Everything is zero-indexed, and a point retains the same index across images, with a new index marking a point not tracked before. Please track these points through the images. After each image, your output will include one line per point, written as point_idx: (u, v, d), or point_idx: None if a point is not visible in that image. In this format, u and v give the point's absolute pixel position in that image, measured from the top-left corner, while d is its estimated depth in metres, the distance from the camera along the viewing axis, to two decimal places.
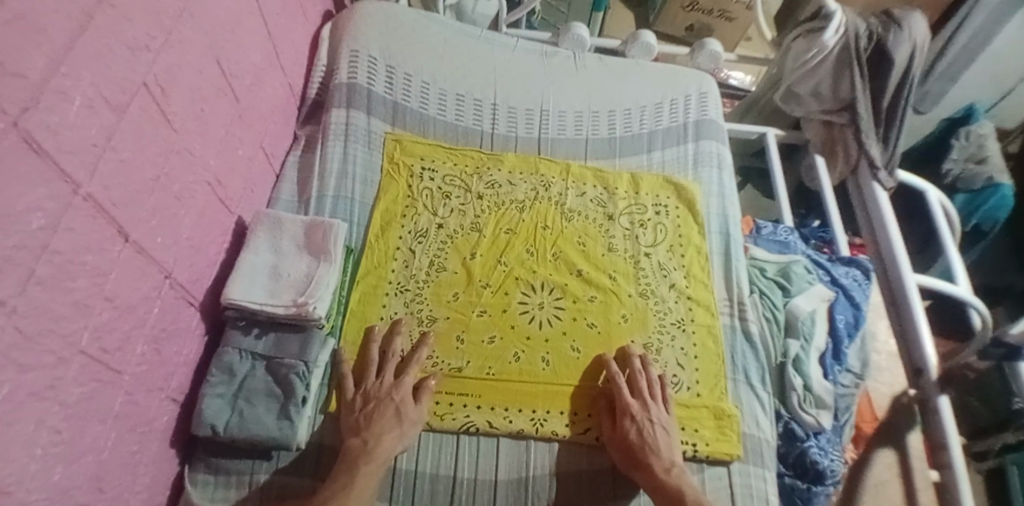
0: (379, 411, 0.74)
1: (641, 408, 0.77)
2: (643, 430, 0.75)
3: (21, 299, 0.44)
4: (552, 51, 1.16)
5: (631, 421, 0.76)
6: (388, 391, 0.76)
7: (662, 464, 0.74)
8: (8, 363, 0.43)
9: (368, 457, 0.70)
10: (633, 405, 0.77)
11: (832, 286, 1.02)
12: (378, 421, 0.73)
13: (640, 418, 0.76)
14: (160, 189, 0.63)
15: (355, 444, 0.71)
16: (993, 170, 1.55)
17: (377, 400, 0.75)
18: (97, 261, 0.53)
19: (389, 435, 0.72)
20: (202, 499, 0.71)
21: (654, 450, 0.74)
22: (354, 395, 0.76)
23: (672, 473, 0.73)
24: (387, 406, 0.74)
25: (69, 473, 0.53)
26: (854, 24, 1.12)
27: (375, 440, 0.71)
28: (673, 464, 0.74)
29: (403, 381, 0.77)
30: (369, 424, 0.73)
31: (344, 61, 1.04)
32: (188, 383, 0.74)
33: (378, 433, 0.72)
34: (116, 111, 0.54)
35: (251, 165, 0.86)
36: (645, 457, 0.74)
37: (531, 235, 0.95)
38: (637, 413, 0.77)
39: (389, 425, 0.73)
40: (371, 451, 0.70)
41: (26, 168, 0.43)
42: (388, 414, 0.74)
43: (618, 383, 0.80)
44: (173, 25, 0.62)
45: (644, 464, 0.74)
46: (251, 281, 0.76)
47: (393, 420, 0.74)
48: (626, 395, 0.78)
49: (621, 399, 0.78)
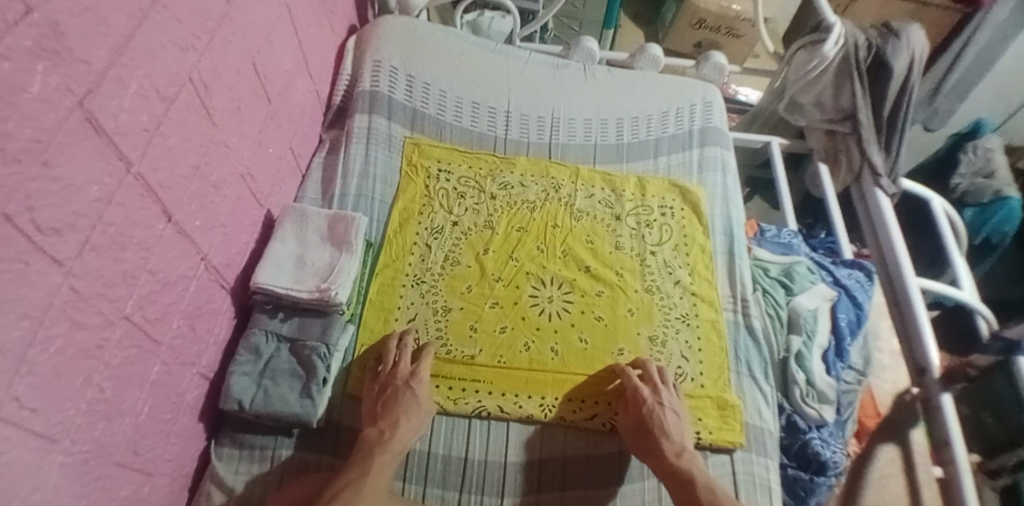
0: (397, 396, 0.77)
1: (652, 394, 0.80)
2: (654, 415, 0.77)
3: (77, 262, 0.49)
4: (563, 63, 1.22)
5: (644, 405, 0.78)
6: (405, 378, 0.79)
7: (673, 448, 0.76)
8: (64, 317, 0.48)
9: (383, 446, 0.73)
10: (644, 391, 0.80)
11: (834, 286, 1.04)
12: (396, 406, 0.76)
13: (651, 402, 0.79)
14: (200, 176, 0.69)
15: (372, 433, 0.74)
16: (1000, 184, 1.58)
17: (397, 384, 0.78)
18: (143, 236, 0.59)
19: (407, 421, 0.75)
20: (226, 471, 0.75)
21: (665, 434, 0.77)
22: (372, 384, 0.81)
23: (682, 458, 0.75)
24: (403, 392, 0.78)
25: (109, 430, 0.57)
26: (853, 36, 1.16)
27: (391, 428, 0.74)
28: (683, 448, 0.77)
29: (419, 372, 0.80)
30: (386, 414, 0.76)
31: (367, 71, 1.10)
32: (217, 362, 0.79)
33: (395, 420, 0.75)
34: (165, 102, 0.60)
35: (280, 163, 0.93)
36: (657, 440, 0.76)
37: (541, 233, 1.00)
38: (649, 398, 0.79)
39: (408, 410, 0.76)
40: (386, 440, 0.73)
41: (88, 145, 0.48)
42: (407, 398, 0.77)
43: (628, 373, 0.83)
44: (216, 29, 0.69)
45: (655, 448, 0.76)
46: (278, 268, 0.82)
47: (411, 405, 0.77)
48: (637, 382, 0.81)
49: (632, 385, 0.81)
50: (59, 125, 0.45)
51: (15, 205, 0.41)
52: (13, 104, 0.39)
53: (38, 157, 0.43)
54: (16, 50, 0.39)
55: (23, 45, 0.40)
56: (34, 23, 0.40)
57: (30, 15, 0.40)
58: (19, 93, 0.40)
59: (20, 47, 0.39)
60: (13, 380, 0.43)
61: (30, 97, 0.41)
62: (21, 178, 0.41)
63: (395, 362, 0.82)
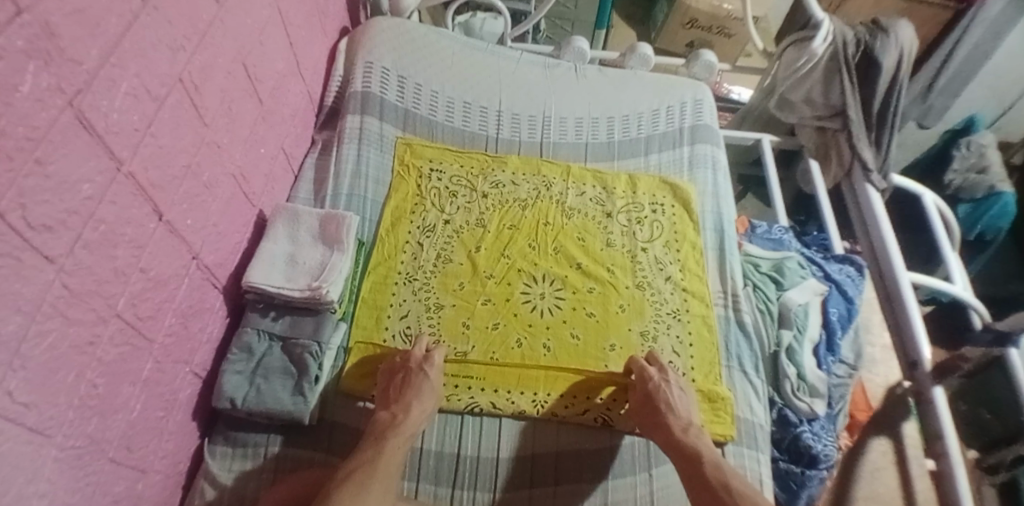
0: (409, 379, 0.78)
1: (658, 373, 0.81)
2: (661, 392, 0.78)
3: (69, 259, 0.50)
4: (554, 63, 1.23)
5: (649, 383, 0.80)
6: (419, 362, 0.80)
7: (680, 423, 0.76)
8: (56, 313, 0.49)
9: (395, 429, 0.73)
10: (650, 370, 0.81)
11: (824, 280, 1.06)
12: (408, 390, 0.77)
13: (657, 379, 0.80)
14: (192, 176, 0.70)
15: (384, 416, 0.75)
16: (994, 178, 1.57)
17: (410, 368, 0.79)
18: (135, 234, 0.59)
19: (416, 409, 0.75)
20: (221, 469, 0.75)
21: (672, 410, 0.77)
22: (387, 367, 0.82)
23: (688, 433, 0.76)
24: (415, 375, 0.78)
25: (103, 426, 0.58)
26: (842, 32, 1.16)
27: (403, 412, 0.75)
28: (690, 424, 0.77)
29: (432, 357, 0.81)
30: (398, 398, 0.76)
31: (358, 73, 1.11)
32: (210, 361, 0.79)
33: (406, 405, 0.75)
34: (157, 101, 0.61)
35: (272, 164, 0.94)
36: (664, 416, 0.77)
37: (533, 230, 1.00)
38: (655, 376, 0.81)
39: (419, 396, 0.76)
40: (398, 423, 0.74)
41: (80, 143, 0.49)
42: (420, 382, 0.78)
43: (636, 357, 0.84)
44: (206, 30, 0.69)
45: (661, 423, 0.77)
46: (271, 267, 0.82)
47: (425, 389, 0.77)
48: (643, 363, 0.83)
49: (638, 365, 0.83)
50: (51, 123, 0.45)
51: (8, 202, 0.41)
52: (7, 102, 0.40)
53: (31, 155, 0.43)
54: (9, 50, 0.40)
55: (16, 46, 0.40)
56: (26, 23, 0.41)
57: (22, 15, 0.40)
58: (12, 91, 0.40)
59: (13, 47, 0.40)
60: (7, 373, 0.44)
61: (22, 96, 0.42)
62: (14, 176, 0.42)
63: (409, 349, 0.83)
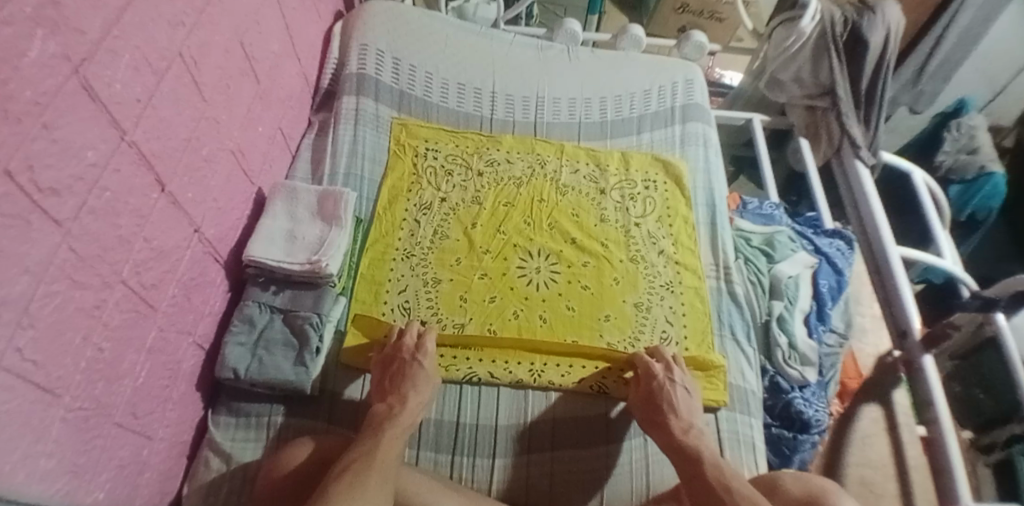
0: (405, 369, 0.78)
1: (663, 370, 0.81)
2: (664, 390, 0.78)
3: (75, 224, 0.51)
4: (547, 46, 1.24)
5: (655, 380, 0.79)
6: (412, 352, 0.80)
7: (681, 424, 0.75)
8: (64, 275, 0.50)
9: (393, 421, 0.72)
10: (656, 366, 0.81)
11: (815, 254, 1.08)
12: (404, 382, 0.77)
13: (662, 377, 0.80)
14: (192, 150, 0.71)
15: (381, 409, 0.74)
16: (985, 158, 1.58)
17: (404, 358, 0.79)
18: (137, 204, 0.61)
19: (412, 398, 0.75)
20: (223, 437, 0.77)
21: (674, 410, 0.77)
22: (382, 353, 0.82)
23: (689, 434, 0.74)
24: (411, 365, 0.78)
25: (110, 389, 0.60)
26: (830, 12, 1.18)
27: (400, 405, 0.74)
28: (692, 425, 0.75)
29: (425, 345, 0.81)
30: (394, 390, 0.76)
31: (354, 55, 1.13)
32: (212, 333, 0.81)
33: (404, 396, 0.75)
34: (158, 74, 0.62)
35: (270, 143, 0.95)
36: (665, 414, 0.76)
37: (528, 207, 1.02)
38: (660, 373, 0.80)
39: (416, 384, 0.77)
40: (396, 416, 0.72)
41: (85, 111, 0.51)
42: (416, 371, 0.78)
43: (640, 353, 0.84)
44: (205, 8, 0.71)
45: (661, 422, 0.76)
46: (270, 242, 0.84)
47: (420, 377, 0.77)
48: (648, 358, 0.82)
49: (643, 362, 0.82)
50: (58, 89, 0.47)
51: (17, 163, 0.43)
52: (14, 67, 0.41)
53: (38, 119, 0.45)
54: (17, 17, 0.41)
55: (23, 13, 0.42)
56: None
57: None
58: (20, 57, 0.42)
59: (21, 13, 0.42)
60: (16, 331, 0.45)
61: (29, 61, 0.43)
62: (21, 138, 0.43)
63: (401, 334, 0.83)
